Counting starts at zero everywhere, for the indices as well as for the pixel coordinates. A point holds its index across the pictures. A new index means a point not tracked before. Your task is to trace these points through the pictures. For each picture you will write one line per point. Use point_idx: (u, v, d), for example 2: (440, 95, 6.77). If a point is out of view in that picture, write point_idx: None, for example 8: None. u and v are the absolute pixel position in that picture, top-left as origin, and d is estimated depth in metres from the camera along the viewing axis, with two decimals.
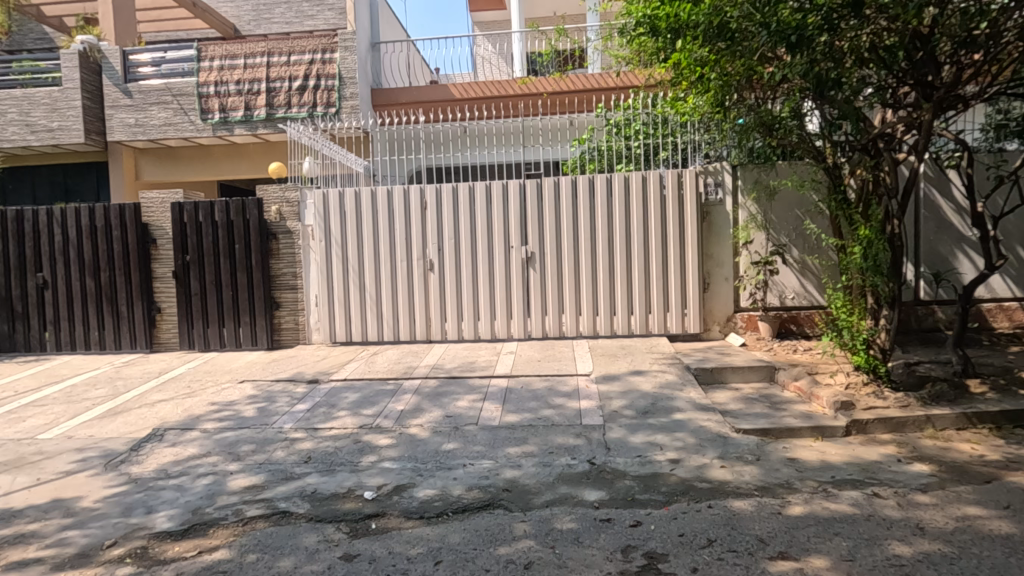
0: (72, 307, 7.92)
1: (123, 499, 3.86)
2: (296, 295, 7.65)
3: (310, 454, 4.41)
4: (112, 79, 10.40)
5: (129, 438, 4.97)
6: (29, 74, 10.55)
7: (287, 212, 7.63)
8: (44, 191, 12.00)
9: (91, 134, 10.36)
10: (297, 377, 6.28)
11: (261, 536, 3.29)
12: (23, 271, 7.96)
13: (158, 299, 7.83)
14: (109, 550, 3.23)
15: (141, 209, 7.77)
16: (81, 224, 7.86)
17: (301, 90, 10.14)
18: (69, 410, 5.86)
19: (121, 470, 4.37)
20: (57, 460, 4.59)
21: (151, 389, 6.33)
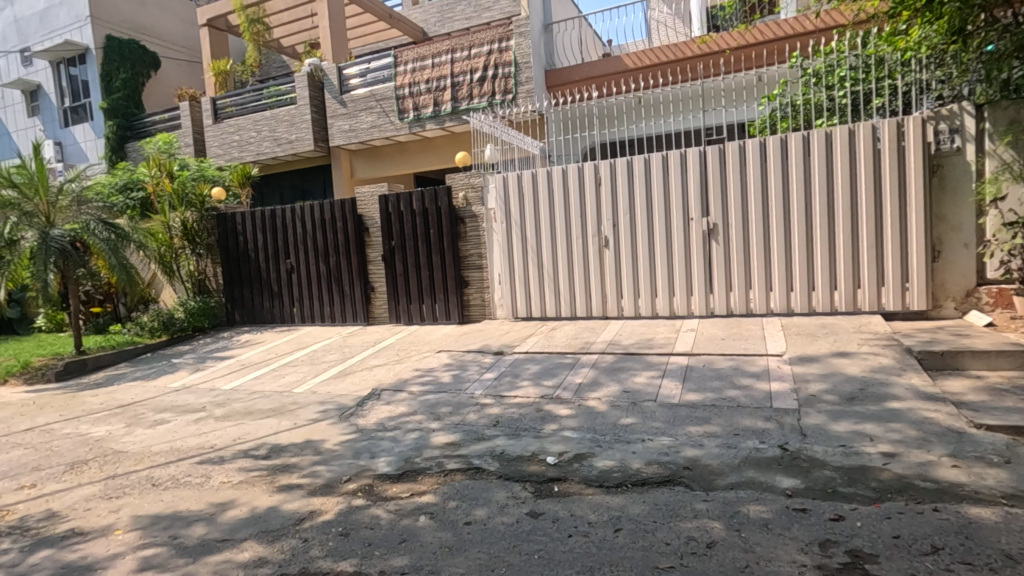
0: (311, 287, 9.66)
1: (354, 445, 4.68)
2: (482, 274, 8.31)
3: (498, 419, 4.82)
4: (331, 93, 12.22)
5: (356, 396, 5.97)
6: (274, 97, 12.90)
7: (472, 197, 8.26)
8: (288, 193, 14.69)
9: (318, 141, 12.39)
10: (485, 348, 6.87)
11: (459, 487, 3.72)
12: (278, 258, 9.93)
13: (371, 279, 9.16)
14: (347, 484, 3.93)
15: (357, 203, 9.10)
16: (314, 218, 9.50)
17: (481, 81, 10.80)
18: (312, 370, 7.23)
19: (351, 421, 5.28)
20: (308, 409, 5.72)
21: (369, 356, 7.48)
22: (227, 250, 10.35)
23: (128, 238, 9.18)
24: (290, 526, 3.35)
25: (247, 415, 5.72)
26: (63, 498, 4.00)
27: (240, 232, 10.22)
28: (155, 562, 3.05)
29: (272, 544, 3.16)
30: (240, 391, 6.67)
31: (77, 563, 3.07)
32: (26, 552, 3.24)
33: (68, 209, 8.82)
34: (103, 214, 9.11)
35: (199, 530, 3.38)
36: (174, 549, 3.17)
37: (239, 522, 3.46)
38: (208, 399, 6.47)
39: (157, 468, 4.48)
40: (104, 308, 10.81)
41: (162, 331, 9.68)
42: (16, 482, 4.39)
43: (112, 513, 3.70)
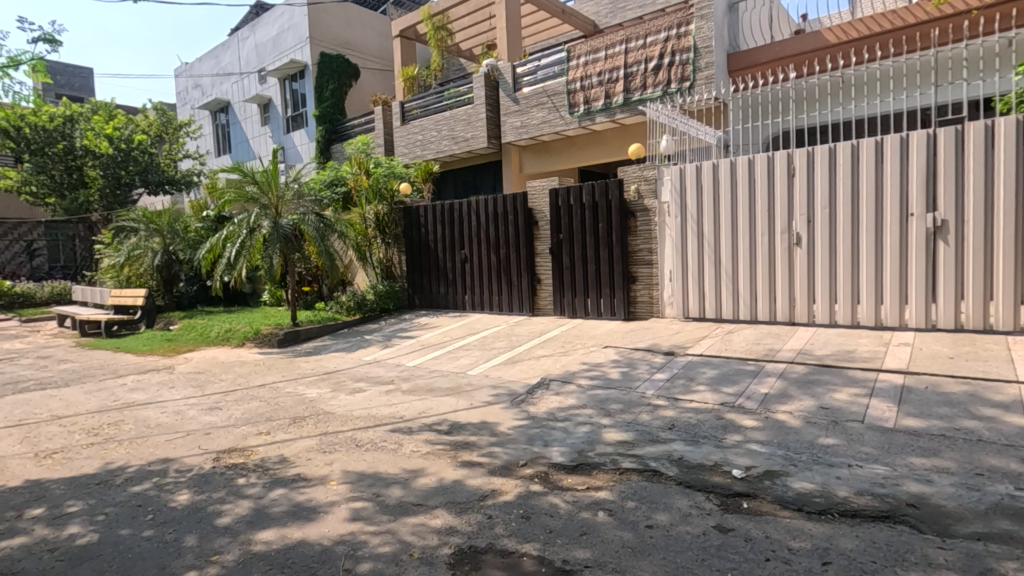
0: (482, 277, 10.24)
1: (528, 431, 4.81)
2: (651, 270, 8.04)
3: (674, 422, 4.61)
4: (505, 91, 12.74)
5: (526, 383, 6.16)
6: (454, 98, 13.84)
7: (645, 190, 8.00)
8: (461, 188, 15.71)
9: (492, 138, 13.03)
10: (654, 347, 6.63)
11: (636, 487, 3.62)
12: (453, 248, 10.70)
13: (538, 272, 9.42)
14: (524, 469, 4.05)
15: (528, 196, 9.40)
16: (488, 211, 10.02)
17: (656, 70, 10.40)
18: (483, 355, 7.65)
19: (523, 408, 5.46)
20: (482, 392, 6.04)
21: (536, 346, 7.69)
22: (411, 240, 11.41)
23: (333, 228, 10.57)
24: (475, 501, 3.55)
25: (428, 392, 6.22)
26: (290, 446, 4.72)
27: (422, 223, 11.21)
28: (364, 514, 3.43)
29: (460, 515, 3.37)
30: (421, 369, 7.30)
31: (304, 505, 3.58)
32: (267, 488, 3.87)
33: (290, 202, 10.40)
34: (316, 207, 10.59)
35: (397, 492, 3.74)
36: (378, 506, 3.53)
37: (430, 490, 3.75)
38: (396, 373, 7.19)
39: (358, 431, 5.06)
40: (311, 288, 12.58)
41: (356, 310, 10.98)
42: (255, 428, 5.28)
43: (327, 466, 4.26)
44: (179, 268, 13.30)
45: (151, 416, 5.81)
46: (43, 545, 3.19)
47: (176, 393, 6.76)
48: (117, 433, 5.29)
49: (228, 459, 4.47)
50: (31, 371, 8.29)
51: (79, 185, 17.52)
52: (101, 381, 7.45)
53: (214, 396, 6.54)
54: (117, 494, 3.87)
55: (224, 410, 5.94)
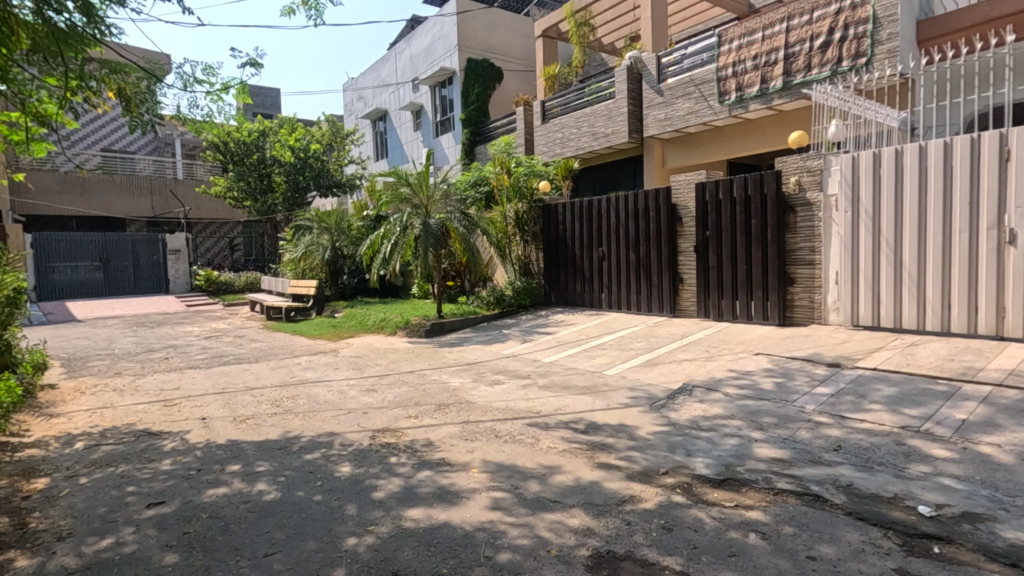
0: (620, 275, 10.05)
1: (668, 438, 4.59)
2: (812, 271, 7.24)
3: (841, 444, 4.09)
4: (649, 83, 12.32)
5: (667, 388, 5.90)
6: (595, 94, 13.71)
7: (808, 181, 7.22)
8: (600, 184, 15.55)
9: (633, 133, 12.70)
10: (815, 357, 5.96)
11: (794, 512, 3.26)
12: (591, 246, 10.64)
13: (681, 271, 9.00)
14: (665, 477, 3.86)
15: (672, 191, 9.03)
16: (628, 207, 9.81)
17: (823, 47, 9.29)
18: (621, 355, 7.47)
19: (663, 413, 5.23)
20: (619, 393, 5.90)
21: (677, 348, 7.33)
22: (549, 237, 11.54)
23: (476, 225, 11.07)
24: (613, 505, 3.46)
25: (565, 389, 6.23)
26: (436, 431, 5.02)
27: (560, 221, 11.30)
28: (503, 505, 3.52)
29: (597, 518, 3.31)
30: (558, 366, 7.34)
31: (448, 489, 3.78)
32: (415, 468, 4.15)
33: (438, 202, 11.07)
34: (461, 206, 11.17)
35: (535, 486, 3.78)
36: (516, 498, 3.60)
37: (567, 488, 3.74)
38: (533, 368, 7.32)
39: (498, 422, 5.23)
40: (455, 283, 13.28)
41: (495, 305, 11.39)
42: (406, 411, 5.71)
43: (469, 453, 4.45)
44: (344, 262, 14.88)
45: (320, 393, 6.56)
46: (239, 497, 3.74)
47: (340, 374, 7.56)
48: (294, 405, 6.05)
49: (382, 438, 4.88)
50: (232, 347, 9.84)
51: (268, 190, 20.35)
52: (283, 359, 8.60)
53: (371, 378, 7.21)
54: (294, 459, 4.41)
55: (379, 392, 6.50)
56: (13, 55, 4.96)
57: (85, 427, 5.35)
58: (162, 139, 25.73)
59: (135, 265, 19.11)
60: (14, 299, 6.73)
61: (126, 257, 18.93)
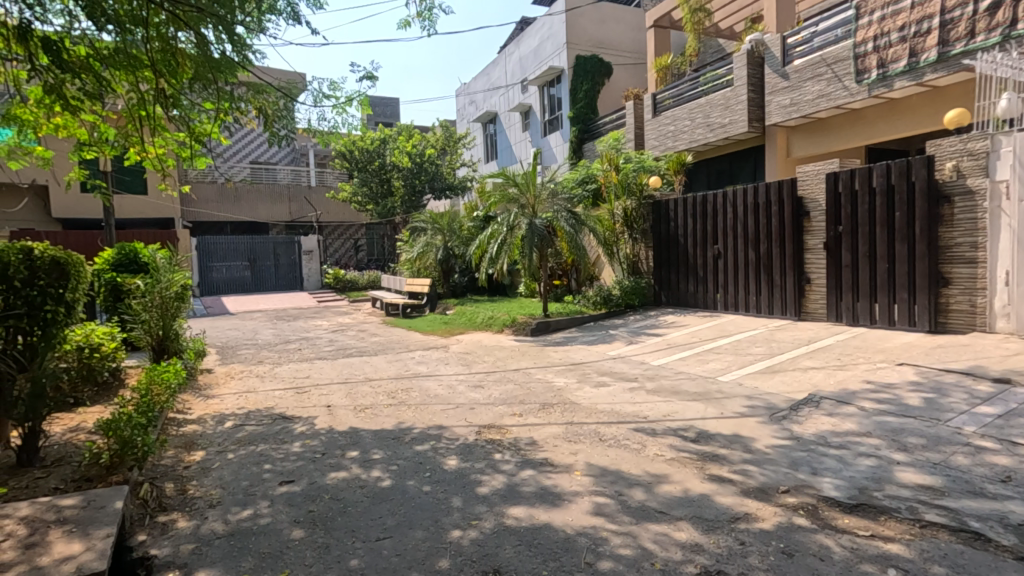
0: (738, 274, 9.45)
1: (791, 453, 4.20)
2: (973, 271, 6.25)
3: (1010, 475, 3.48)
4: (772, 67, 11.40)
5: (790, 398, 5.42)
6: (711, 82, 12.97)
7: (968, 166, 6.25)
8: (716, 178, 14.74)
9: (753, 121, 11.84)
10: (977, 371, 5.14)
11: (946, 550, 2.82)
12: (706, 243, 10.12)
13: (808, 270, 8.27)
14: (786, 496, 3.53)
15: (798, 183, 8.36)
16: (748, 201, 9.24)
17: (993, 8, 7.88)
18: (737, 360, 6.99)
19: (785, 425, 4.80)
20: (734, 401, 5.52)
21: (802, 355, 6.72)
22: (659, 235, 11.15)
23: (584, 224, 10.95)
24: (725, 522, 3.23)
25: (674, 394, 5.96)
26: (539, 431, 5.03)
27: (671, 218, 10.86)
28: (605, 511, 3.43)
29: (707, 534, 3.11)
30: (667, 369, 7.04)
31: (550, 490, 3.76)
32: (519, 467, 4.19)
33: (545, 201, 11.10)
34: (568, 204, 11.11)
35: (640, 495, 3.64)
36: (620, 505, 3.50)
37: (674, 499, 3.55)
38: (640, 370, 7.09)
39: (602, 425, 5.12)
40: (561, 282, 13.26)
41: (602, 305, 11.19)
42: (510, 408, 5.79)
43: (572, 455, 4.40)
44: (455, 262, 15.49)
45: (431, 387, 6.87)
46: (357, 482, 4.02)
47: (450, 369, 7.87)
48: (408, 398, 6.40)
49: (487, 434, 4.99)
50: (354, 340, 10.66)
51: (387, 194, 21.75)
52: (398, 353, 9.14)
53: (479, 375, 7.42)
54: (406, 450, 4.65)
55: (486, 389, 6.67)
56: (180, 84, 5.74)
57: (233, 408, 6.07)
58: (299, 151, 28.52)
59: (276, 265, 21.38)
60: (181, 294, 7.81)
61: (269, 257, 21.23)
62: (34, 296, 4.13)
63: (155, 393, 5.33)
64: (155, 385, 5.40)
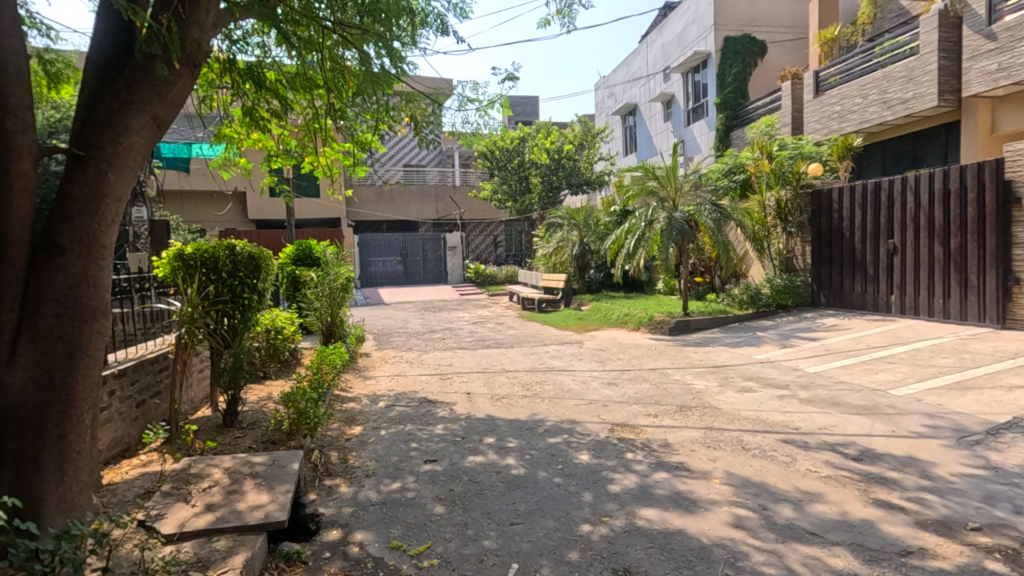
0: (919, 273, 8.22)
1: (985, 485, 3.56)
2: None
3: None
4: (974, 27, 9.62)
5: (987, 420, 4.62)
6: (889, 52, 11.35)
7: None
8: (892, 162, 12.93)
9: (945, 94, 10.12)
10: None
11: None
12: (877, 238, 8.95)
13: (1017, 268, 7.00)
14: (976, 535, 3.00)
15: (1006, 163, 7.09)
16: (934, 188, 7.99)
17: None
18: (917, 372, 6.07)
19: (978, 451, 4.08)
20: (910, 419, 4.81)
21: (1006, 370, 5.66)
22: (819, 228, 10.10)
23: (729, 217, 10.27)
24: (893, 554, 2.84)
25: (833, 406, 5.35)
26: (675, 434, 4.84)
27: (835, 209, 9.77)
28: (747, 524, 3.21)
29: (869, 564, 2.77)
30: (826, 378, 6.33)
31: (686, 495, 3.62)
32: (653, 468, 4.08)
33: (688, 194, 10.58)
34: (712, 197, 10.50)
35: (789, 512, 3.34)
36: (763, 520, 3.24)
37: (829, 522, 3.20)
38: (793, 377, 6.48)
39: (746, 433, 4.78)
40: (703, 279, 12.61)
41: (749, 304, 10.39)
42: (646, 408, 5.65)
43: (711, 462, 4.17)
44: (591, 257, 15.46)
45: (565, 381, 6.95)
46: (493, 467, 4.22)
47: (583, 365, 7.89)
48: (542, 390, 6.54)
49: (621, 432, 4.92)
50: (492, 333, 11.13)
51: (526, 191, 22.33)
52: (534, 346, 9.36)
53: (613, 372, 7.34)
54: (539, 441, 4.77)
55: (620, 386, 6.58)
56: (346, 98, 6.48)
57: (386, 390, 6.70)
58: (445, 153, 30.39)
59: (424, 260, 23.07)
60: (346, 285, 8.81)
61: (418, 252, 22.97)
62: (235, 285, 4.94)
63: (324, 371, 6.10)
64: (325, 364, 6.19)
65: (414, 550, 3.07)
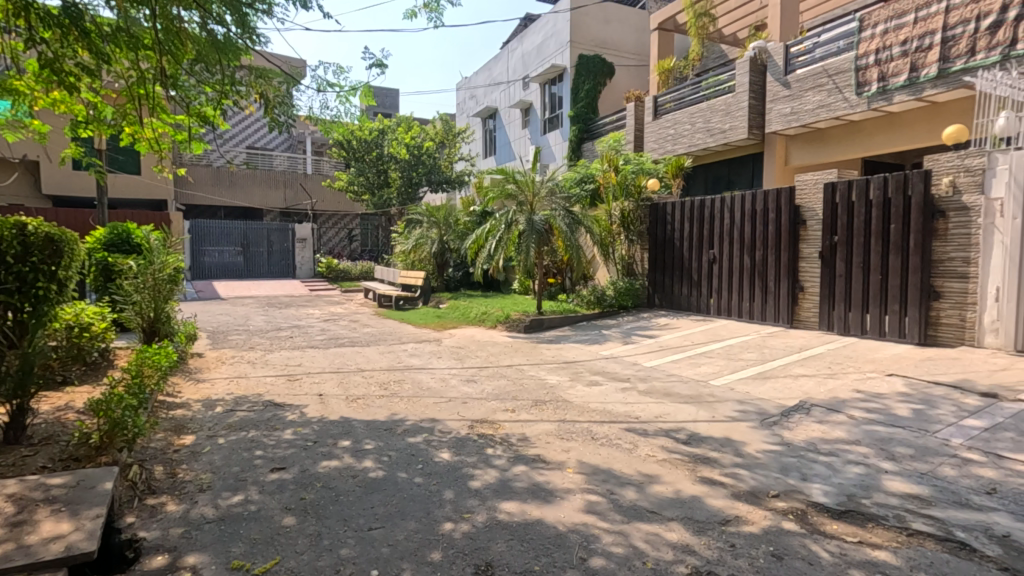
0: (732, 280, 9.57)
1: (781, 458, 4.26)
2: (964, 285, 6.51)
3: (995, 486, 3.65)
4: (774, 74, 11.46)
5: (781, 404, 5.53)
6: (713, 88, 13.05)
7: (964, 182, 6.51)
8: (712, 183, 14.88)
9: (753, 129, 11.91)
10: (964, 385, 5.42)
11: (931, 558, 2.87)
12: (701, 248, 10.23)
13: (802, 278, 8.47)
14: (776, 501, 3.57)
15: (796, 191, 8.54)
16: (745, 208, 9.36)
17: (993, 28, 7.96)
18: (729, 365, 7.05)
19: (775, 430, 4.86)
20: (725, 405, 5.58)
21: (794, 362, 6.83)
22: (655, 238, 11.24)
23: (581, 223, 10.96)
24: (716, 524, 3.26)
25: (666, 396, 5.99)
26: (531, 427, 5.04)
27: (668, 221, 10.97)
28: (597, 509, 3.45)
29: (698, 535, 3.14)
30: (659, 371, 7.07)
31: (542, 486, 3.78)
32: (511, 462, 4.20)
33: (544, 198, 11.06)
34: (566, 203, 11.08)
35: (632, 494, 3.65)
36: (611, 503, 3.51)
37: (665, 500, 3.58)
38: (633, 371, 7.14)
39: (594, 424, 5.14)
40: (556, 280, 13.36)
41: (596, 304, 11.24)
42: (503, 404, 5.80)
43: (564, 452, 4.41)
44: (450, 256, 15.48)
45: (423, 380, 6.86)
46: (348, 471, 4.00)
47: (442, 363, 7.86)
48: (400, 389, 6.39)
49: (480, 428, 4.99)
50: (346, 330, 10.58)
51: (384, 185, 21.67)
52: (390, 345, 9.10)
53: (471, 369, 7.42)
54: (398, 441, 4.65)
55: (478, 384, 6.67)
56: (182, 64, 5.66)
57: (223, 394, 6.02)
58: (295, 137, 28.30)
59: (269, 252, 21.22)
60: (174, 276, 7.75)
61: (262, 243, 21.05)
62: (25, 272, 4.05)
63: (146, 374, 5.29)
64: (146, 367, 5.36)
65: (260, 568, 2.79)
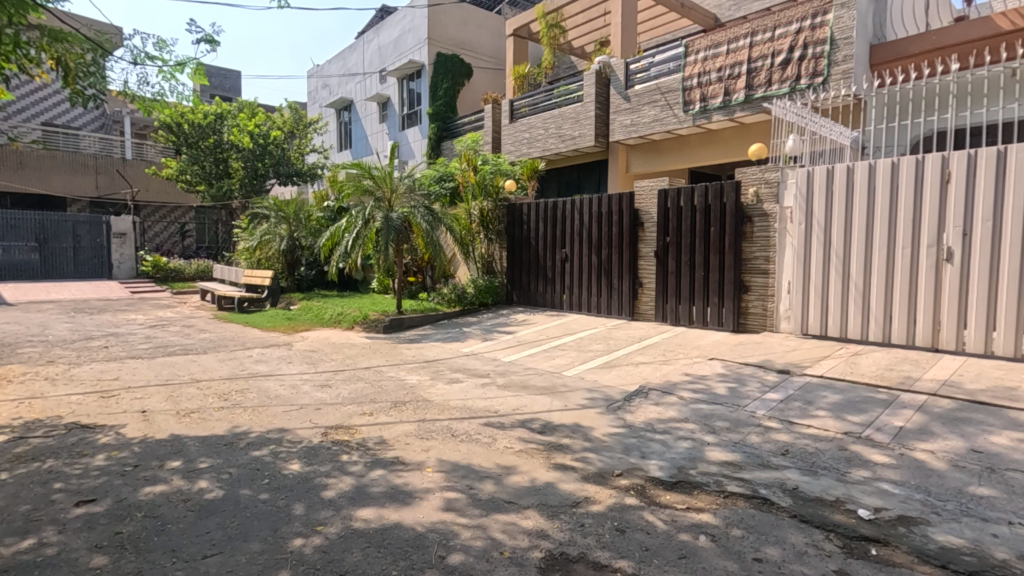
0: (582, 277, 10.24)
1: (624, 440, 4.65)
2: (766, 280, 7.70)
3: (787, 448, 4.36)
4: (616, 88, 12.46)
5: (624, 390, 6.05)
6: (563, 96, 13.84)
7: (765, 193, 7.69)
8: (564, 186, 15.77)
9: (599, 137, 12.86)
10: (767, 364, 6.41)
11: (742, 515, 3.33)
12: (554, 247, 10.79)
13: (640, 275, 9.34)
14: (620, 479, 3.89)
15: (635, 197, 9.38)
16: (592, 210, 10.07)
17: (784, 64, 9.51)
18: (580, 356, 7.54)
19: (619, 414, 5.31)
20: (576, 394, 5.95)
21: (635, 351, 7.52)
22: (512, 237, 11.63)
23: (440, 221, 10.93)
24: (567, 507, 3.46)
25: (523, 389, 6.23)
26: (390, 429, 4.92)
27: (524, 221, 11.40)
28: (456, 505, 3.46)
29: (552, 519, 3.30)
30: (517, 365, 7.33)
31: (401, 488, 3.70)
32: (369, 467, 4.05)
33: (403, 195, 10.85)
34: (425, 201, 10.98)
35: (490, 487, 3.73)
36: (470, 499, 3.55)
37: (522, 489, 3.71)
38: (493, 367, 7.31)
39: (454, 421, 5.16)
40: (416, 279, 13.18)
41: (457, 302, 11.30)
42: (360, 407, 5.58)
43: (424, 452, 4.37)
44: (301, 254, 14.50)
45: (271, 387, 6.34)
46: (179, 495, 3.55)
47: (292, 368, 7.33)
48: (243, 399, 5.83)
49: (335, 435, 4.74)
50: (177, 337, 9.40)
51: (224, 175, 19.61)
52: (232, 351, 8.28)
53: (325, 373, 7.03)
54: (240, 456, 4.24)
55: (333, 388, 6.34)
56: None
57: (9, 419, 4.99)
58: (110, 116, 24.44)
59: (75, 248, 18.06)
60: None
61: (65, 238, 17.85)
62: None
63: None
64: None
65: None
